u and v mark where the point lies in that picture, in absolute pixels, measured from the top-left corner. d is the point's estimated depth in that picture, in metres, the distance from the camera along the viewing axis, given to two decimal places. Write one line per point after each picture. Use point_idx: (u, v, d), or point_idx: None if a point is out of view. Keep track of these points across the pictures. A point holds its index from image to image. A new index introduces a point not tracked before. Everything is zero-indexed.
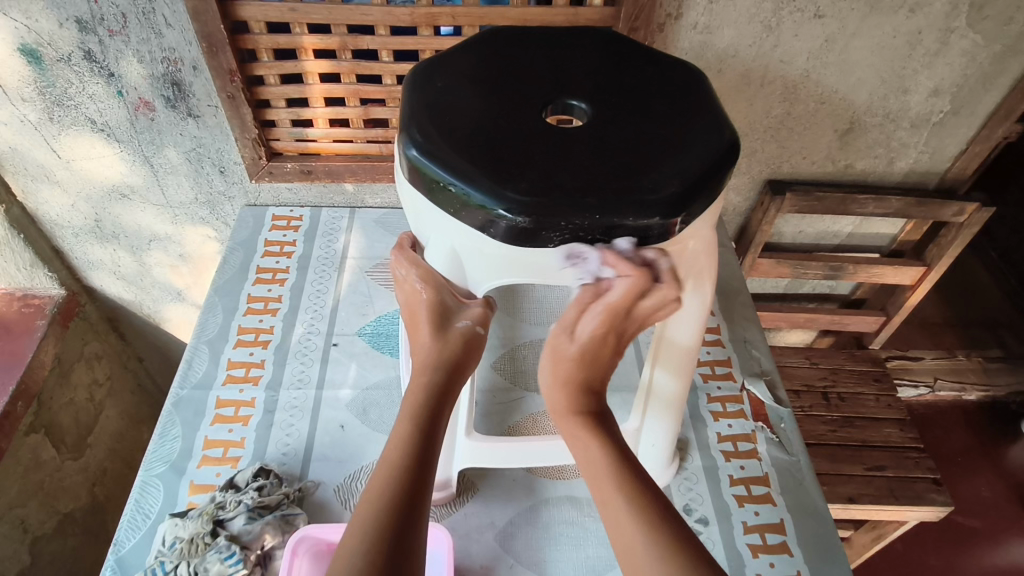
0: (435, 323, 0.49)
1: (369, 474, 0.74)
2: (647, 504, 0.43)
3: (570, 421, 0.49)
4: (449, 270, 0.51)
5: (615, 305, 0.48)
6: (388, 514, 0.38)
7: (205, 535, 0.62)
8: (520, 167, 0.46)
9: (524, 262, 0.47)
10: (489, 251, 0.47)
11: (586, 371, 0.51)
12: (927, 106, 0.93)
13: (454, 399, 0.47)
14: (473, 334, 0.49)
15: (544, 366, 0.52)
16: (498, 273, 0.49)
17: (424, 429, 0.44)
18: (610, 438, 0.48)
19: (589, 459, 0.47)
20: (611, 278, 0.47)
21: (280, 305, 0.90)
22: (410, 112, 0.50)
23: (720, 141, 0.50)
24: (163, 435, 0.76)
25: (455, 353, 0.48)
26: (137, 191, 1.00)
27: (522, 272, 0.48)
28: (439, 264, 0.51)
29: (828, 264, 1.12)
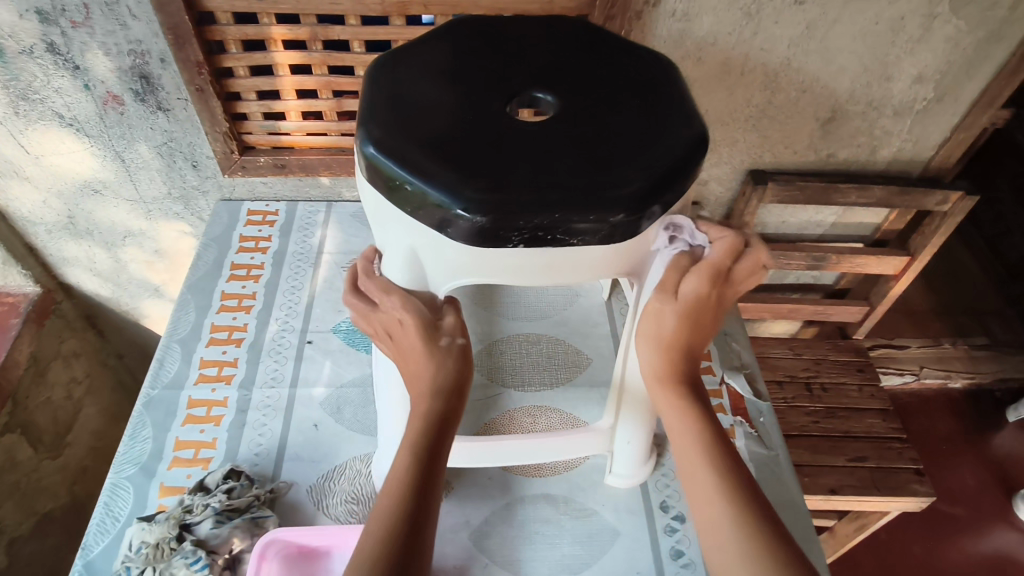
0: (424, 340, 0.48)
1: (343, 473, 0.73)
2: (731, 480, 0.47)
3: (670, 394, 0.51)
4: (407, 268, 0.49)
5: (718, 264, 0.50)
6: (390, 544, 0.41)
7: (170, 539, 0.61)
8: (480, 164, 0.44)
9: (484, 260, 0.46)
10: (447, 250, 0.46)
11: (687, 339, 0.51)
12: (911, 93, 0.92)
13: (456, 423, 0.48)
14: (456, 350, 0.49)
15: (643, 332, 0.52)
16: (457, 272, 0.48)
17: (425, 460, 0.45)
18: (703, 414, 0.50)
19: (684, 437, 0.50)
20: (704, 243, 0.51)
21: (254, 302, 0.89)
22: (368, 105, 0.48)
23: (690, 132, 0.48)
24: (133, 436, 0.75)
25: (447, 374, 0.48)
26: (108, 186, 0.98)
27: (483, 273, 0.47)
28: (396, 263, 0.49)
29: (811, 254, 1.11)
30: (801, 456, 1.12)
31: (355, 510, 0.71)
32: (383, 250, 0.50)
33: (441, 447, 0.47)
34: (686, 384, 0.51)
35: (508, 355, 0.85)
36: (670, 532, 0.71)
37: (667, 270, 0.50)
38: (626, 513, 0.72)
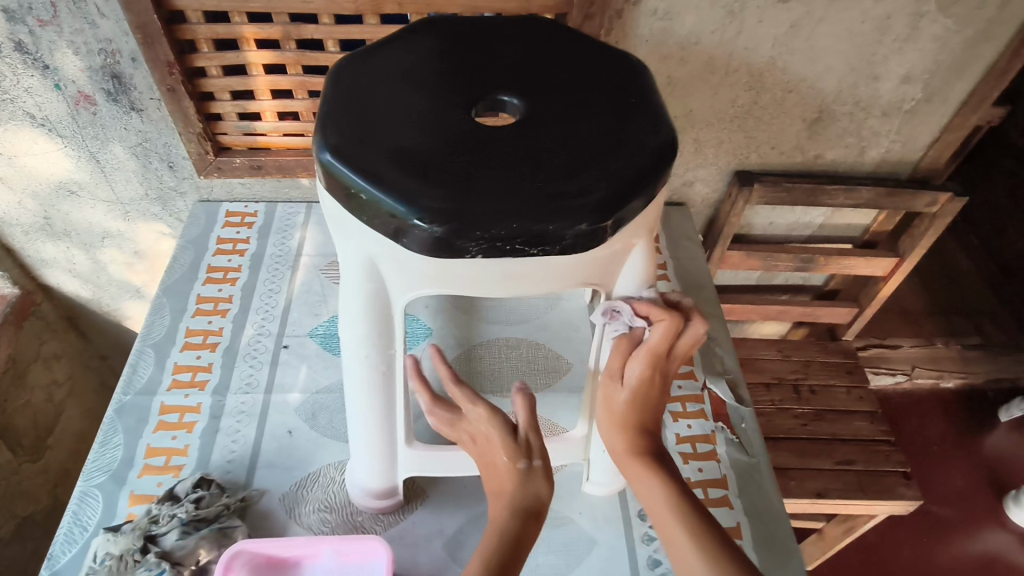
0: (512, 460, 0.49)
1: (317, 481, 0.72)
2: (706, 534, 0.45)
3: (634, 463, 0.51)
4: (365, 277, 0.47)
5: (656, 348, 0.51)
6: None
7: (134, 552, 0.60)
8: (438, 172, 0.43)
9: (444, 269, 0.44)
10: (406, 259, 0.44)
11: (642, 412, 0.52)
12: (898, 93, 0.90)
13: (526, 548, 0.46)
14: (535, 471, 0.49)
15: (601, 415, 0.54)
16: (417, 282, 0.46)
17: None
18: (668, 475, 0.50)
19: (653, 500, 0.49)
20: (643, 325, 0.52)
21: (230, 306, 0.88)
22: (328, 110, 0.47)
23: (658, 138, 0.46)
24: (103, 443, 0.74)
25: (529, 496, 0.49)
26: (84, 187, 0.97)
27: (444, 283, 0.45)
28: (353, 271, 0.47)
29: (799, 255, 1.09)
30: (788, 459, 1.11)
31: (327, 518, 0.69)
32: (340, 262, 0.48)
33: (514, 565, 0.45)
34: (651, 449, 0.52)
35: (487, 361, 0.84)
36: (647, 541, 0.70)
37: (613, 356, 0.53)
38: (604, 523, 0.71)
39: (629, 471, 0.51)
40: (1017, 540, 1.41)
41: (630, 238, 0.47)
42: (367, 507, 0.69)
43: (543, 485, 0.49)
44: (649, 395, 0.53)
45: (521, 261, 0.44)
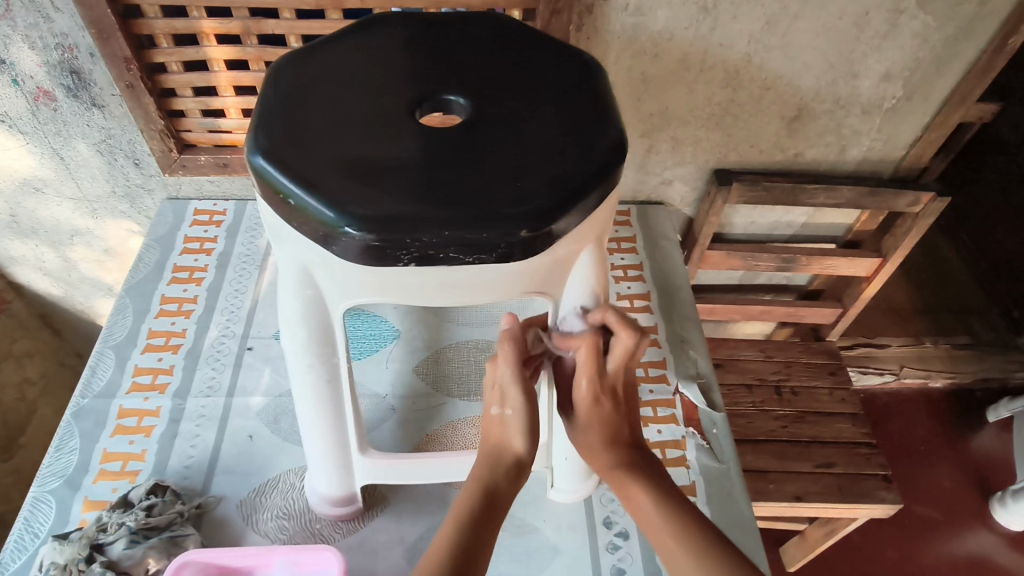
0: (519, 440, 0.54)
1: (275, 487, 0.70)
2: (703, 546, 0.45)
3: (619, 474, 0.52)
4: (299, 285, 0.45)
5: (584, 368, 0.54)
6: None
7: (80, 561, 0.59)
8: (372, 177, 0.41)
9: (377, 276, 0.43)
10: (338, 267, 0.43)
11: (610, 429, 0.54)
12: (878, 91, 0.88)
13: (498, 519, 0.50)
14: (509, 421, 0.54)
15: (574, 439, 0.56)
16: (352, 291, 0.45)
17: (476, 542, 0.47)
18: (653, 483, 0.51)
19: (641, 508, 0.50)
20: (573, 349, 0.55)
21: (194, 307, 0.86)
22: (262, 111, 0.45)
23: (605, 141, 0.45)
24: (59, 448, 0.72)
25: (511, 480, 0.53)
26: (50, 185, 0.95)
27: (379, 292, 0.44)
28: (289, 278, 0.46)
29: (781, 255, 1.07)
30: (767, 462, 1.10)
31: (285, 526, 0.68)
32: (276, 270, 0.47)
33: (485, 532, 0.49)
34: (628, 458, 0.53)
35: (455, 363, 0.82)
36: (612, 550, 0.68)
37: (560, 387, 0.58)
38: (568, 531, 0.70)
39: (613, 483, 0.52)
40: (1003, 542, 1.39)
41: (578, 243, 0.46)
42: (325, 514, 0.68)
43: (516, 438, 0.54)
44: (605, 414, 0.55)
45: (454, 270, 0.43)
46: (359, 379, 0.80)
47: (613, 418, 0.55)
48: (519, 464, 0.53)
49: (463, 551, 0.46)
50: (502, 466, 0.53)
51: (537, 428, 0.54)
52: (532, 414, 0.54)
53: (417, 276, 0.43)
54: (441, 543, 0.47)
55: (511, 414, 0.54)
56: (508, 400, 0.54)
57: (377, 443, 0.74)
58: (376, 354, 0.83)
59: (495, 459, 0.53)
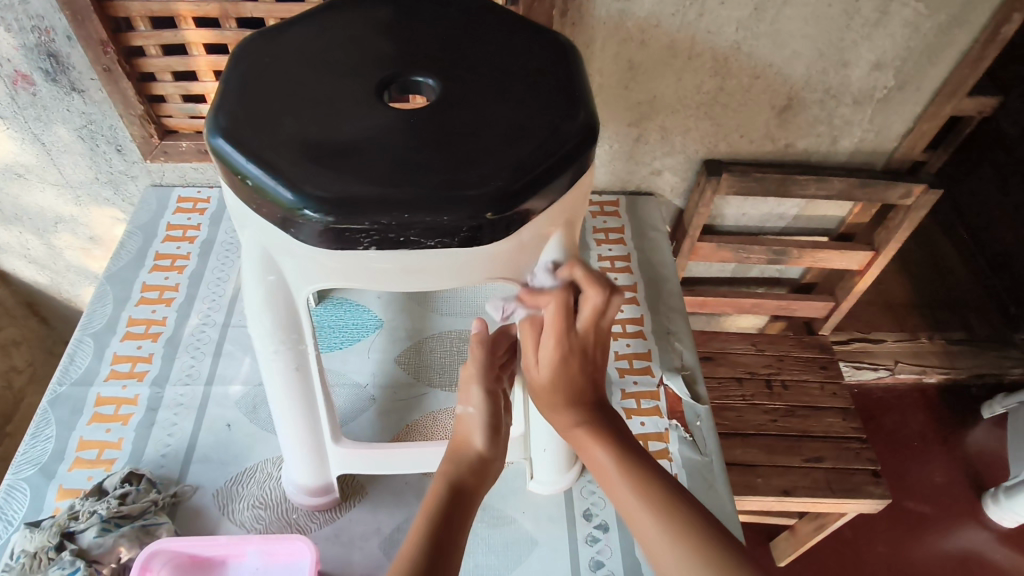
0: (488, 434, 0.53)
1: (253, 476, 0.70)
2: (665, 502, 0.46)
3: (578, 434, 0.52)
4: (260, 269, 0.45)
5: (552, 329, 0.49)
6: None
7: (49, 549, 0.58)
8: (332, 157, 0.40)
9: (337, 260, 0.42)
10: (299, 252, 0.42)
11: (575, 391, 0.52)
12: (870, 80, 0.86)
13: (463, 509, 0.49)
14: (469, 419, 0.54)
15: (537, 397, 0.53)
16: (315, 277, 0.44)
17: (442, 535, 0.46)
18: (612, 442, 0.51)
19: (599, 467, 0.50)
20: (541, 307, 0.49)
21: (176, 295, 0.85)
22: (225, 93, 0.44)
23: (574, 124, 0.44)
24: (35, 435, 0.72)
25: (472, 471, 0.52)
26: (32, 170, 0.94)
27: (340, 278, 0.44)
28: (251, 263, 0.45)
29: (772, 247, 1.06)
30: (755, 455, 1.09)
31: (261, 515, 0.67)
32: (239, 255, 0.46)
33: (457, 525, 0.47)
34: (591, 416, 0.52)
35: (437, 353, 0.81)
36: (591, 542, 0.68)
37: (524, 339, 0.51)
38: (547, 523, 0.69)
39: (576, 442, 0.52)
40: (995, 538, 1.38)
41: (545, 227, 0.45)
42: (301, 504, 0.67)
43: (477, 435, 0.53)
44: (573, 369, 0.51)
45: (416, 256, 0.42)
46: (340, 368, 0.79)
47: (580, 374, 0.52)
48: (481, 461, 0.52)
49: (433, 544, 0.45)
50: (463, 465, 0.52)
51: (498, 428, 0.54)
52: (494, 413, 0.54)
53: (378, 260, 0.42)
54: (411, 537, 0.46)
55: (471, 412, 0.54)
56: (469, 397, 0.55)
57: (357, 434, 0.73)
58: (358, 343, 0.82)
59: (458, 456, 0.53)
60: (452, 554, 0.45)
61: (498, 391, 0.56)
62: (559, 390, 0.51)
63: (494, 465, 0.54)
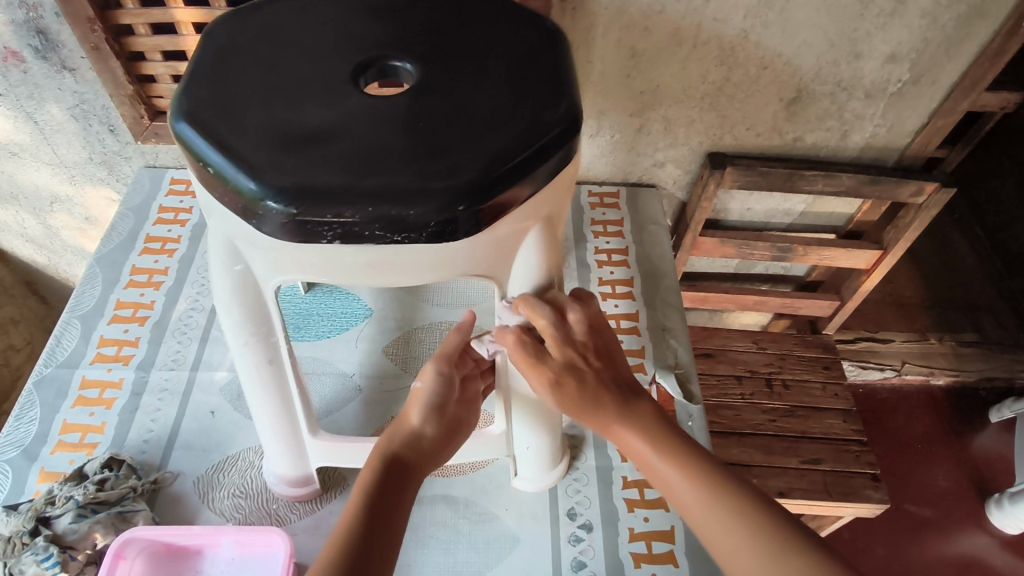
0: (426, 410, 0.54)
1: (234, 464, 0.69)
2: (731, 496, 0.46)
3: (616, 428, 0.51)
4: (228, 260, 0.44)
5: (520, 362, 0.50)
6: None
7: (23, 534, 0.58)
8: (295, 144, 0.39)
9: (303, 251, 0.41)
10: (265, 244, 0.41)
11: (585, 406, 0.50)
12: (883, 73, 0.83)
13: (394, 483, 0.50)
14: (415, 393, 0.54)
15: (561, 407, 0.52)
16: (283, 270, 0.43)
17: (372, 510, 0.48)
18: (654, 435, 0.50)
19: (650, 464, 0.49)
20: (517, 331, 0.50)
21: (165, 278, 0.84)
22: (192, 76, 0.43)
23: (555, 114, 0.42)
24: (19, 417, 0.71)
25: (404, 446, 0.52)
26: (26, 149, 0.93)
27: (307, 270, 0.43)
28: (219, 253, 0.44)
29: (776, 244, 1.03)
30: (753, 455, 1.07)
31: (241, 504, 0.66)
32: (207, 246, 0.45)
33: (386, 501, 0.49)
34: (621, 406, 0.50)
35: (426, 344, 0.80)
36: (574, 542, 0.67)
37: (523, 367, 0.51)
38: (529, 521, 0.68)
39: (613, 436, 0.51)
40: (997, 544, 1.34)
41: (522, 221, 0.43)
42: (282, 494, 0.66)
43: (415, 412, 0.54)
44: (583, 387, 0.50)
45: (381, 250, 0.41)
46: (327, 357, 0.78)
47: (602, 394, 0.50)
48: (415, 436, 0.53)
49: (368, 518, 0.47)
50: (399, 440, 0.53)
51: (443, 407, 0.54)
52: (442, 392, 0.54)
53: (344, 251, 0.40)
54: (346, 513, 0.48)
55: (421, 388, 0.54)
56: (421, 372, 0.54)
57: (340, 426, 0.72)
58: (347, 332, 0.81)
59: (393, 430, 0.54)
60: (392, 530, 0.48)
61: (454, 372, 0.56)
62: (586, 415, 0.50)
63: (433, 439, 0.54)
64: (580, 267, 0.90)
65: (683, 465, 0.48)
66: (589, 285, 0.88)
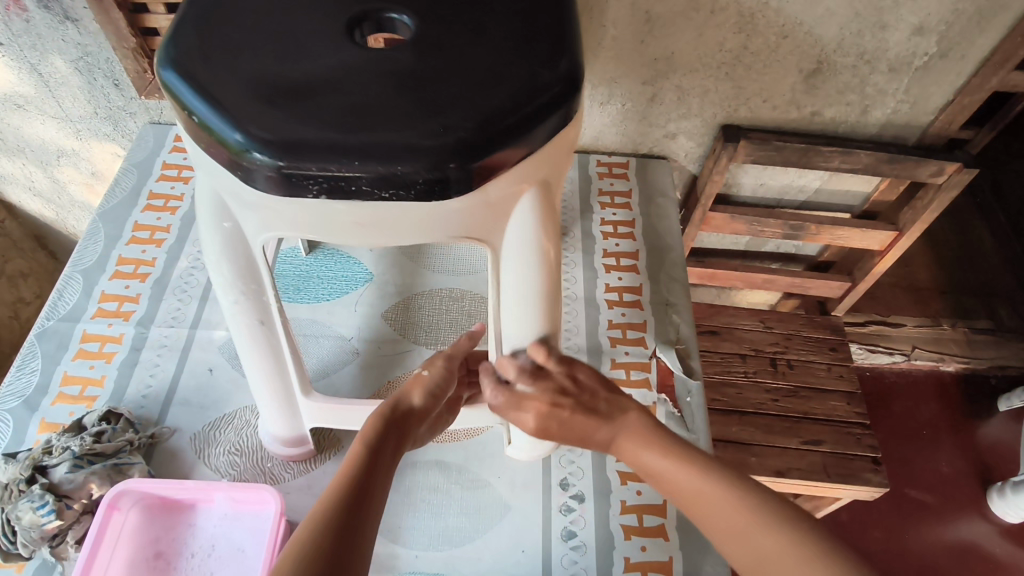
0: (427, 391, 0.55)
1: (230, 422, 0.69)
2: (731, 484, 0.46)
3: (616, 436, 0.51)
4: (217, 215, 0.44)
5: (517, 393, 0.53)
6: (326, 533, 0.43)
7: (20, 482, 0.59)
8: (283, 96, 0.37)
9: (288, 204, 0.40)
10: (252, 198, 0.41)
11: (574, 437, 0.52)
12: (908, 46, 0.79)
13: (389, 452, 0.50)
14: (419, 377, 0.56)
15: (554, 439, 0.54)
16: (271, 226, 0.43)
17: (366, 471, 0.48)
18: (653, 441, 0.50)
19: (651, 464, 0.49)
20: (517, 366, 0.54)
21: (167, 236, 0.84)
22: (181, 24, 0.42)
23: (554, 72, 0.40)
24: (21, 367, 0.72)
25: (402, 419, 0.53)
26: (31, 102, 0.92)
27: (294, 228, 0.42)
28: (208, 209, 0.44)
29: (788, 222, 1.00)
30: (752, 434, 1.07)
31: (236, 462, 0.67)
32: (195, 200, 0.45)
33: (378, 467, 0.49)
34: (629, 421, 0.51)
35: (425, 310, 0.79)
36: (565, 512, 0.67)
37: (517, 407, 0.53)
38: (521, 489, 0.68)
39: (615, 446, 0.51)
40: (997, 532, 1.31)
41: (516, 183, 0.42)
42: (276, 454, 0.66)
43: (416, 392, 0.55)
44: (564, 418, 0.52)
45: (371, 207, 0.40)
46: (325, 321, 0.77)
47: (582, 418, 0.51)
48: (413, 412, 0.54)
49: (365, 475, 0.48)
50: (397, 410, 0.54)
51: (440, 394, 0.56)
52: (443, 381, 0.57)
53: (331, 205, 0.39)
54: (341, 473, 0.48)
55: (425, 373, 0.56)
56: (429, 364, 0.57)
57: (337, 389, 0.72)
58: (346, 296, 0.80)
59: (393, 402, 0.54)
60: (381, 493, 0.48)
61: (456, 370, 0.58)
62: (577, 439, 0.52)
63: (425, 420, 0.56)
64: (584, 237, 0.88)
65: (676, 456, 0.48)
66: (593, 257, 0.86)
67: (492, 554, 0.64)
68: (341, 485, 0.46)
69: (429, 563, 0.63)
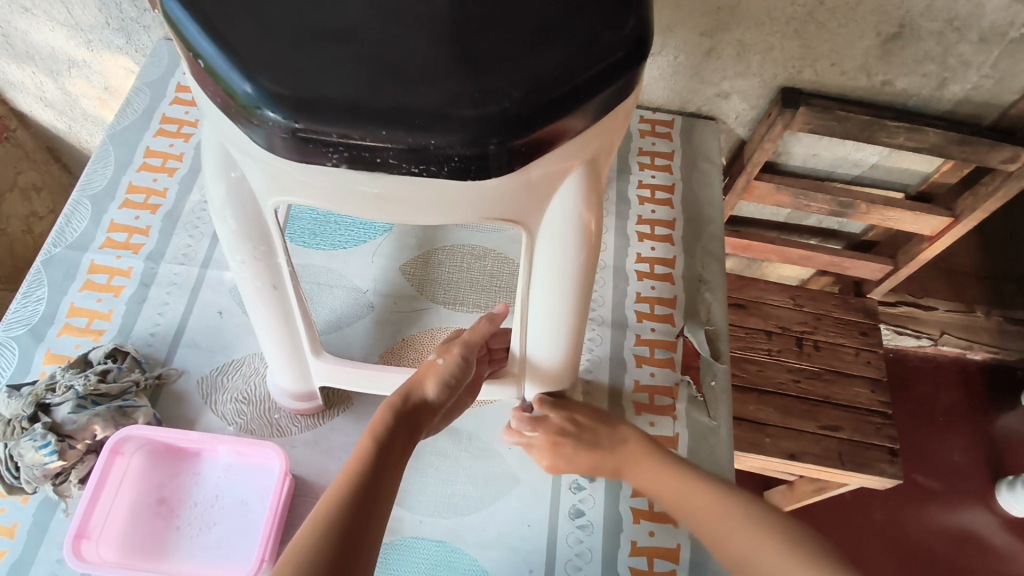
0: (439, 382, 0.53)
1: (238, 370, 0.67)
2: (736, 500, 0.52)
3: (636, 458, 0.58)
4: (225, 168, 0.39)
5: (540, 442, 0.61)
6: (329, 540, 0.42)
7: (23, 419, 0.59)
8: (303, 44, 0.32)
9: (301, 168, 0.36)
10: (261, 156, 0.36)
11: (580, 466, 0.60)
12: (1007, 14, 0.70)
13: (396, 448, 0.49)
14: (433, 366, 0.54)
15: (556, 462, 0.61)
16: (283, 189, 0.39)
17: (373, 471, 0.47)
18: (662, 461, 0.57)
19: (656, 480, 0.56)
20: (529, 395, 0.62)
21: (179, 165, 0.80)
22: None
23: (619, 34, 0.34)
24: (26, 294, 0.70)
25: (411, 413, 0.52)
26: (37, 5, 0.85)
27: (307, 194, 0.38)
28: (215, 161, 0.40)
29: (838, 199, 0.92)
30: (768, 415, 1.04)
31: (243, 411, 0.65)
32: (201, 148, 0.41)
33: (386, 465, 0.48)
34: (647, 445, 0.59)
35: (445, 266, 0.75)
36: (575, 490, 0.65)
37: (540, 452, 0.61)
38: (531, 462, 0.66)
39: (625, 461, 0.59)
40: (999, 524, 1.30)
41: (560, 161, 0.37)
42: (285, 406, 0.64)
43: (429, 383, 0.53)
44: (576, 443, 0.60)
45: (396, 181, 0.35)
46: (340, 270, 0.74)
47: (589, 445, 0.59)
48: (424, 405, 0.53)
49: (370, 477, 0.47)
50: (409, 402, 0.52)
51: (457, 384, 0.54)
52: (460, 370, 0.54)
53: (350, 175, 0.35)
54: (347, 473, 0.47)
55: (440, 362, 0.54)
56: (445, 351, 0.54)
57: (348, 344, 0.69)
58: (365, 244, 0.76)
59: (406, 394, 0.53)
60: (384, 492, 0.47)
61: (473, 356, 0.55)
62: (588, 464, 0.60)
63: (439, 410, 0.54)
64: (618, 200, 0.83)
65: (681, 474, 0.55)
66: (626, 222, 0.81)
67: (497, 526, 0.63)
68: (351, 483, 0.46)
69: (432, 530, 0.62)
